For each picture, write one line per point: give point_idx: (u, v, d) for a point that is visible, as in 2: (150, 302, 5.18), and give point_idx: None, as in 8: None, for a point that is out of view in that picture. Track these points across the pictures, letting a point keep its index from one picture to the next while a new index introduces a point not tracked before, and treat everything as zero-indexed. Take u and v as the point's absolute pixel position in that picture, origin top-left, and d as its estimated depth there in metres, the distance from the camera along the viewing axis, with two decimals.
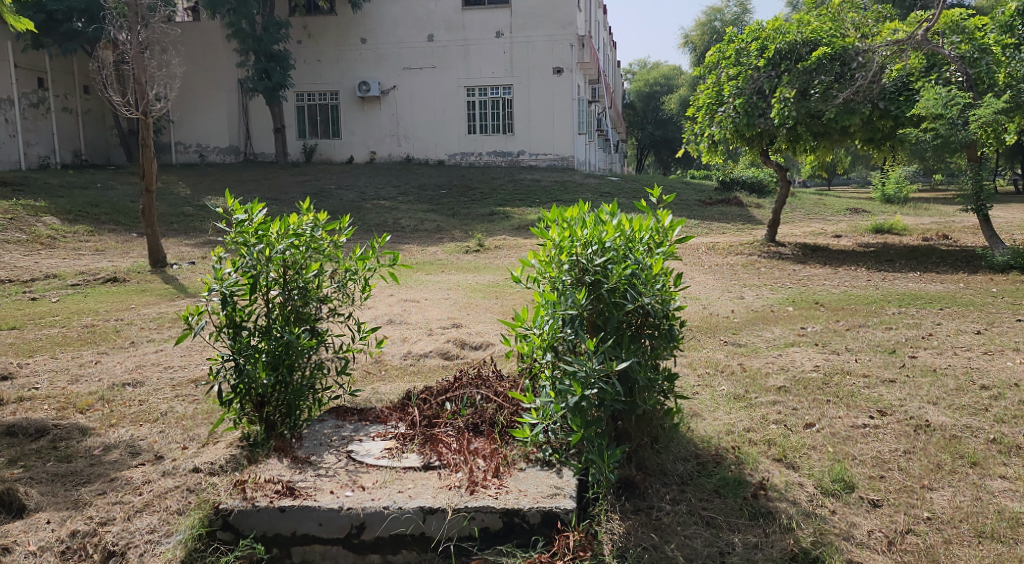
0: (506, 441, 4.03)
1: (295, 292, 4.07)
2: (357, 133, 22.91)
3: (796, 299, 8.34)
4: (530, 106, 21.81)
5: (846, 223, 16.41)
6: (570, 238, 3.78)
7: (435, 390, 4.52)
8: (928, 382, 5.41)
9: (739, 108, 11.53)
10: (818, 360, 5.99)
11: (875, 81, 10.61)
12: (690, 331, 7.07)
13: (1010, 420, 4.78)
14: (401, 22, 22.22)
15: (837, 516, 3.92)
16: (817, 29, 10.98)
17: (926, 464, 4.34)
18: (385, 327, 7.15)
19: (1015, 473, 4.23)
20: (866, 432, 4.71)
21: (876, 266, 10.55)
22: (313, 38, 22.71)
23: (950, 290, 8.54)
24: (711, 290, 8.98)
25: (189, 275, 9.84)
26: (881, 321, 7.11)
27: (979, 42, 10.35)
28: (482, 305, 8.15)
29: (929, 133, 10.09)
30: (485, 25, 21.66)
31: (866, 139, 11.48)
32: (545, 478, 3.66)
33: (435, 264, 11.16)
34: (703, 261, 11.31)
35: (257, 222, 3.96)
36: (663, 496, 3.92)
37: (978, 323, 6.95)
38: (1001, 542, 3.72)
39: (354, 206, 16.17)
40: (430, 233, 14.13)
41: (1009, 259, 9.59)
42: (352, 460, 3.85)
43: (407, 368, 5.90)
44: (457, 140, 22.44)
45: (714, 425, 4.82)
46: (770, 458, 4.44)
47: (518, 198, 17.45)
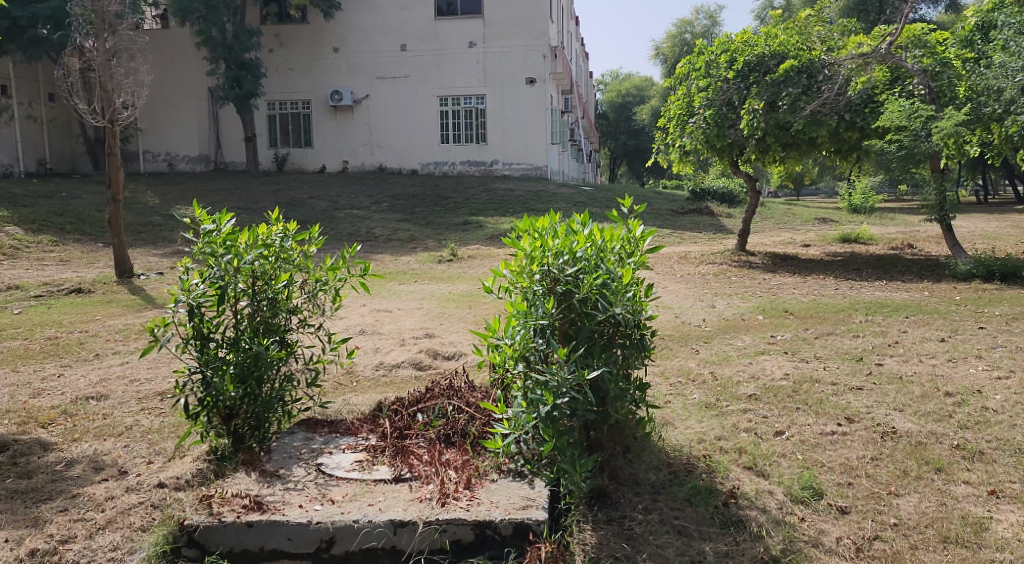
0: (479, 452, 4.02)
1: (264, 302, 4.02)
2: (329, 142, 22.78)
3: (766, 308, 8.44)
4: (503, 116, 21.85)
5: (814, 232, 16.65)
6: (541, 248, 3.79)
7: (406, 401, 4.49)
8: (895, 389, 5.49)
9: (709, 119, 11.67)
10: (787, 367, 6.05)
11: (842, 93, 10.82)
12: (662, 340, 7.11)
13: (974, 426, 4.86)
14: (375, 31, 22.18)
15: (806, 523, 3.96)
16: (784, 42, 11.23)
17: (893, 470, 4.40)
18: (357, 337, 7.10)
19: (979, 479, 4.30)
20: (834, 439, 4.77)
21: (843, 274, 10.72)
22: (284, 46, 22.56)
23: (915, 298, 8.68)
24: (683, 300, 9.05)
25: (157, 285, 9.69)
26: (849, 329, 7.23)
27: (940, 56, 10.52)
28: (456, 315, 8.13)
29: (894, 144, 10.31)
30: (458, 35, 21.71)
31: (833, 150, 11.68)
32: (517, 489, 3.65)
33: (408, 274, 11.13)
34: (675, 270, 11.41)
35: (225, 232, 3.90)
36: (636, 506, 3.92)
37: (942, 330, 7.08)
38: (965, 547, 3.78)
39: (327, 215, 16.06)
40: (403, 242, 14.09)
41: (972, 268, 9.79)
42: (322, 473, 3.81)
43: (379, 380, 5.85)
44: (430, 149, 22.42)
45: (685, 433, 4.85)
46: (740, 466, 4.47)
47: (492, 208, 17.46)
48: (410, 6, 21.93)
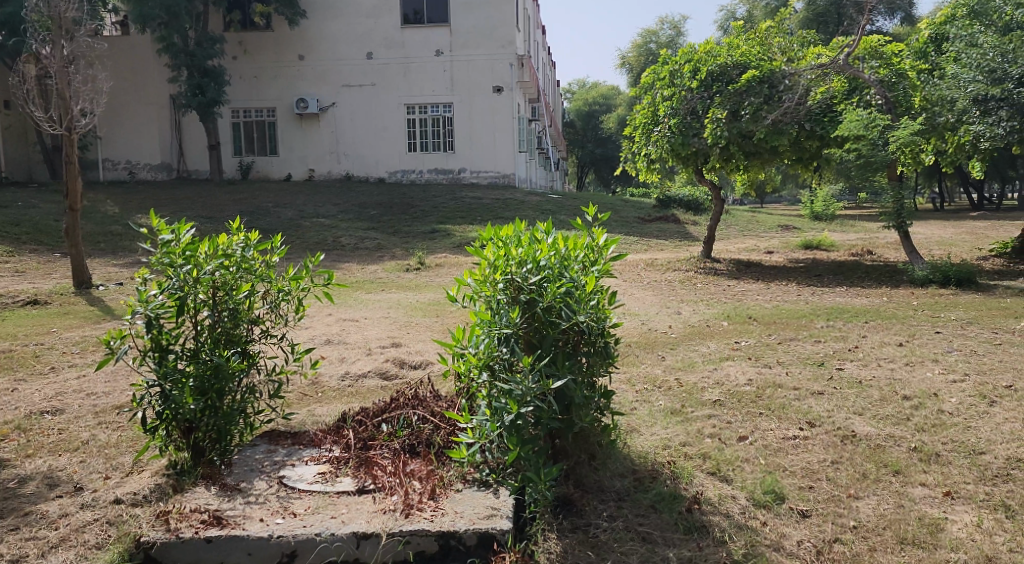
0: (443, 462, 4.00)
1: (225, 313, 3.96)
2: (294, 150, 22.58)
3: (731, 314, 8.54)
4: (471, 124, 21.90)
5: (778, 239, 16.92)
6: (504, 257, 3.79)
7: (371, 411, 4.46)
8: (855, 393, 5.59)
9: (674, 128, 11.77)
10: (751, 373, 6.11)
11: (802, 103, 11.02)
12: (628, 347, 7.16)
13: (930, 429, 4.97)
14: (340, 39, 22.08)
15: (768, 527, 4.00)
16: (746, 53, 11.43)
17: (852, 473, 4.48)
18: (322, 347, 7.04)
19: (935, 480, 4.39)
20: (796, 444, 4.83)
21: (805, 281, 10.89)
22: (249, 53, 22.35)
23: (874, 304, 8.85)
24: (650, 307, 9.12)
25: (116, 297, 9.51)
26: (810, 334, 7.34)
27: (896, 68, 10.84)
28: (423, 324, 8.09)
29: (852, 153, 10.56)
30: (424, 44, 21.71)
31: (795, 158, 11.93)
32: (482, 499, 3.65)
33: (376, 283, 11.07)
34: (642, 277, 11.50)
35: (185, 242, 3.82)
36: (601, 513, 3.94)
37: (900, 335, 7.24)
38: (922, 548, 3.85)
39: (292, 224, 15.92)
40: (370, 251, 14.02)
41: (929, 273, 9.99)
42: (284, 486, 3.76)
43: (344, 390, 5.81)
44: (397, 157, 22.35)
45: (650, 440, 4.89)
46: (704, 471, 4.51)
47: (459, 216, 17.47)
48: (377, 14, 21.86)
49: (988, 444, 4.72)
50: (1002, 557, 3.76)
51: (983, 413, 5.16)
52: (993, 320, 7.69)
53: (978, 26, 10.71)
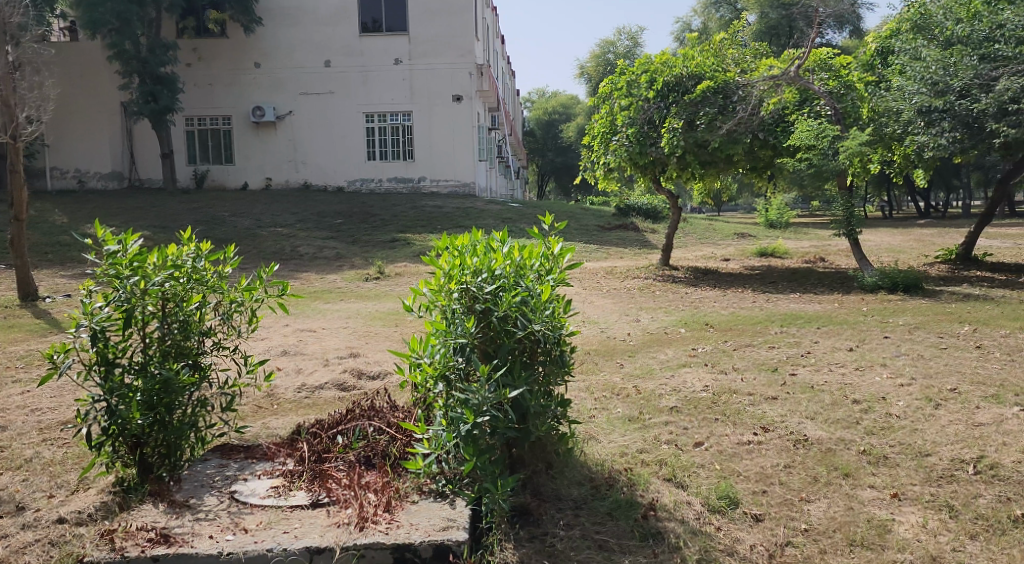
0: (399, 473, 3.97)
1: (175, 325, 3.88)
2: (251, 159, 22.29)
3: (688, 321, 8.64)
4: (430, 133, 21.85)
5: (734, 246, 17.19)
6: (460, 267, 3.77)
7: (326, 423, 4.39)
8: (807, 397, 5.70)
9: (632, 137, 11.90)
10: (707, 380, 6.19)
11: (755, 113, 11.22)
12: (587, 355, 7.20)
13: (879, 432, 5.08)
14: (297, 47, 21.88)
15: (722, 532, 4.06)
16: (701, 63, 11.60)
17: (804, 477, 4.56)
18: (277, 359, 6.94)
19: (883, 482, 4.49)
20: (750, 448, 4.91)
21: (760, 288, 11.09)
22: (203, 61, 22.04)
23: (826, 310, 9.03)
24: (609, 314, 9.19)
25: (63, 309, 9.26)
26: (765, 340, 7.47)
27: (844, 79, 11.10)
28: (382, 334, 8.04)
29: (804, 163, 10.77)
30: (383, 52, 21.62)
31: (750, 167, 12.21)
32: (438, 510, 3.63)
33: (333, 292, 10.97)
34: (602, 285, 11.59)
35: (132, 253, 3.73)
36: (558, 522, 3.94)
37: (850, 340, 7.40)
38: (870, 549, 3.93)
39: (249, 234, 15.70)
40: (329, 260, 13.89)
41: (878, 280, 10.24)
42: (235, 501, 3.70)
43: (302, 402, 5.73)
44: (356, 166, 22.18)
45: (608, 448, 4.92)
46: (660, 478, 4.55)
47: (419, 225, 17.42)
48: (335, 22, 21.72)
49: (933, 446, 4.85)
50: (947, 556, 3.85)
51: (928, 415, 5.30)
52: (939, 324, 7.91)
53: (922, 40, 11.03)
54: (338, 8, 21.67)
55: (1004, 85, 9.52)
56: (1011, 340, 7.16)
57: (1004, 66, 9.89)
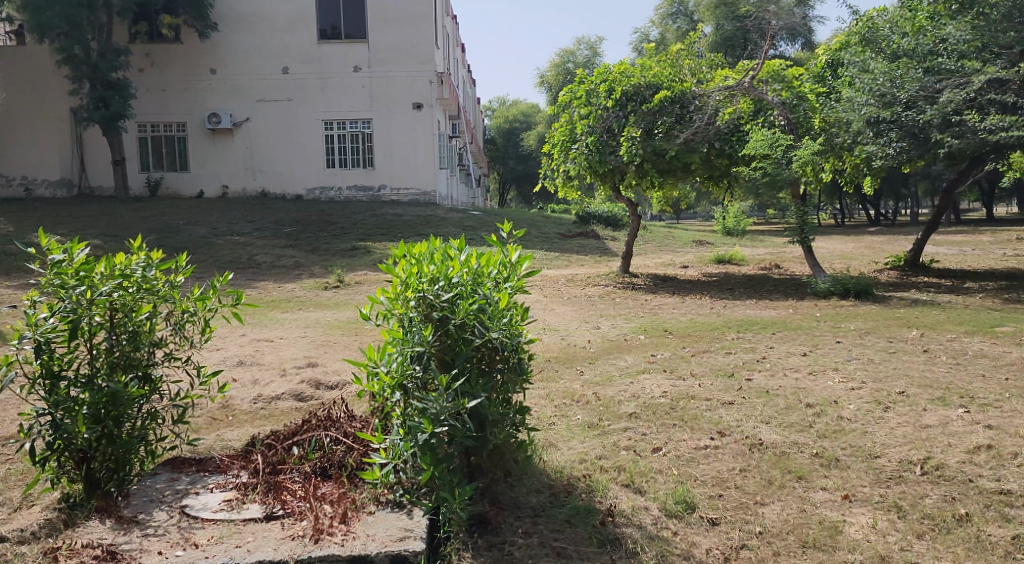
0: (356, 484, 3.93)
1: (123, 336, 3.79)
2: (206, 166, 21.94)
3: (648, 328, 8.71)
4: (390, 141, 21.74)
5: (692, 254, 17.42)
6: (417, 275, 3.75)
7: (282, 434, 4.33)
8: (762, 402, 5.79)
9: (591, 145, 11.98)
10: (666, 386, 6.25)
11: (711, 122, 11.47)
12: (548, 362, 7.22)
13: (831, 435, 5.19)
14: (254, 53, 21.63)
15: (679, 536, 4.09)
16: (658, 74, 11.72)
17: (759, 481, 4.63)
18: (233, 369, 6.83)
19: (835, 484, 4.58)
20: (707, 453, 4.97)
21: (717, 294, 11.23)
22: (156, 66, 21.63)
23: (781, 316, 9.19)
24: (569, 322, 9.23)
25: (9, 321, 8.97)
26: (721, 346, 7.58)
27: (796, 90, 11.25)
28: (341, 343, 7.97)
29: (759, 172, 10.97)
30: (342, 59, 21.50)
31: (706, 175, 12.41)
32: (395, 520, 3.60)
33: (291, 301, 10.84)
34: (563, 292, 11.65)
35: (78, 262, 3.64)
36: (516, 530, 3.94)
37: (804, 345, 7.54)
38: (823, 550, 3.99)
39: (205, 242, 15.42)
40: (287, 269, 13.73)
41: (830, 286, 10.46)
42: (186, 515, 3.62)
43: (257, 413, 5.64)
44: (314, 174, 21.96)
45: (568, 454, 4.94)
46: (619, 484, 4.58)
47: (379, 233, 17.31)
48: (293, 28, 21.52)
49: (883, 447, 4.96)
50: (895, 556, 3.94)
51: (877, 418, 5.42)
52: (888, 329, 8.11)
53: (870, 53, 11.34)
54: (296, 14, 21.47)
55: (947, 97, 9.88)
56: (957, 344, 7.37)
57: (947, 78, 10.24)
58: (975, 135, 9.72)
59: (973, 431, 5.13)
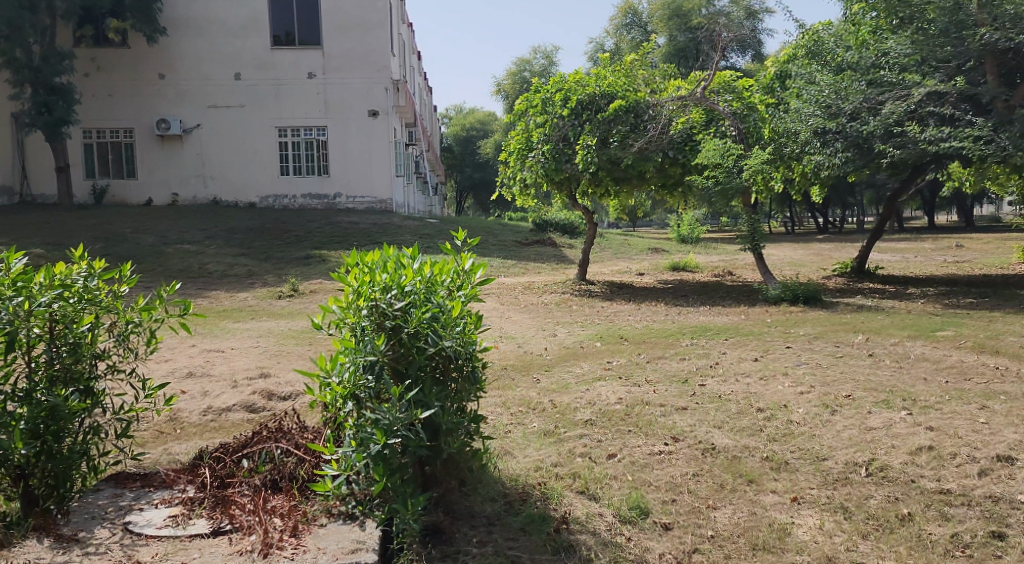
0: (307, 496, 3.89)
1: (63, 349, 3.68)
2: (155, 173, 21.48)
3: (604, 335, 8.77)
4: (345, 148, 21.56)
5: (648, 261, 17.60)
6: (369, 283, 3.70)
7: (231, 447, 4.24)
8: (715, 407, 5.87)
9: (547, 154, 12.02)
10: (621, 392, 6.29)
11: (664, 132, 11.61)
12: (504, 370, 7.22)
13: (781, 438, 5.28)
14: (205, 58, 21.28)
15: (632, 542, 4.12)
16: (613, 83, 11.85)
17: (711, 485, 4.69)
18: (182, 381, 6.67)
19: (785, 487, 4.66)
20: (661, 458, 5.01)
21: (672, 301, 11.38)
22: (102, 70, 21.17)
23: (733, 322, 9.32)
24: (526, 329, 9.24)
25: None
26: (676, 352, 7.66)
27: (747, 100, 11.56)
28: (294, 353, 7.86)
29: (711, 180, 11.15)
30: (296, 66, 21.27)
31: (661, 184, 12.56)
32: (348, 532, 3.56)
33: (244, 311, 10.66)
34: (519, 300, 11.67)
35: (15, 272, 3.56)
36: (470, 539, 3.92)
37: (756, 350, 7.66)
38: (771, 553, 4.06)
39: (153, 251, 15.07)
40: (240, 278, 13.50)
41: (780, 292, 10.67)
42: (129, 532, 3.53)
43: (206, 425, 5.52)
44: (268, 181, 21.66)
45: (523, 462, 4.94)
46: (574, 490, 4.60)
47: (335, 241, 17.14)
48: (245, 34, 21.23)
49: (830, 450, 5.07)
50: (841, 556, 4.02)
51: (825, 421, 5.54)
52: (836, 334, 8.30)
53: (816, 66, 11.63)
54: (248, 19, 21.17)
55: (889, 109, 10.16)
56: (900, 348, 7.57)
57: (889, 90, 10.51)
58: (915, 146, 10.06)
59: (916, 433, 5.27)
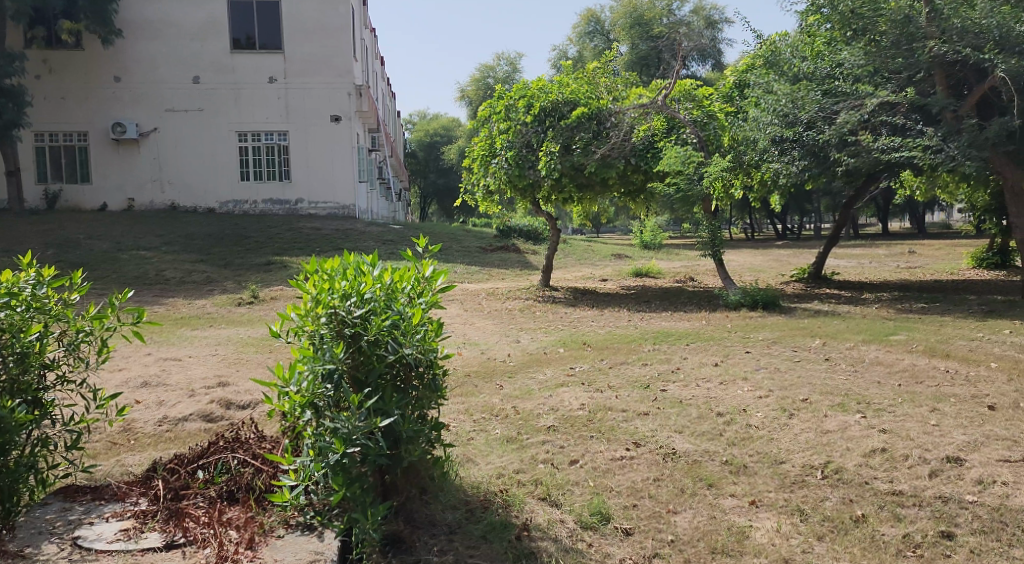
0: (265, 508, 3.82)
1: (10, 359, 3.58)
2: (110, 178, 21.04)
3: (566, 341, 8.80)
4: (307, 153, 21.35)
5: (611, 267, 17.71)
6: (328, 291, 3.65)
7: (185, 458, 4.17)
8: (676, 412, 5.92)
9: (511, 160, 12.01)
10: (584, 398, 6.31)
11: (626, 139, 11.71)
12: (467, 377, 7.19)
13: (740, 442, 5.34)
14: (162, 61, 20.93)
15: (593, 548, 4.13)
16: (575, 90, 11.94)
17: (672, 489, 4.72)
18: (137, 391, 6.53)
19: (744, 491, 4.71)
20: (623, 464, 5.03)
21: (635, 307, 11.46)
22: (54, 73, 20.71)
23: (694, 328, 9.41)
24: (490, 336, 9.22)
25: None
26: (638, 358, 7.71)
27: (706, 109, 11.74)
28: (254, 361, 7.74)
29: (672, 188, 11.28)
30: (256, 70, 21.04)
31: (624, 190, 12.67)
32: (305, 543, 3.51)
33: (202, 318, 10.48)
34: (483, 306, 11.66)
35: None
36: (431, 548, 3.90)
37: (716, 355, 7.76)
38: (730, 556, 4.10)
39: (107, 258, 14.75)
40: (198, 285, 13.28)
41: (740, 297, 10.80)
42: (78, 547, 3.44)
43: (161, 436, 5.40)
44: (227, 186, 21.32)
45: (485, 470, 4.92)
46: (535, 498, 4.59)
47: (296, 247, 16.95)
48: (203, 37, 20.92)
49: (787, 454, 5.14)
50: (797, 558, 4.08)
51: (782, 425, 5.62)
52: (794, 339, 8.43)
53: (774, 75, 11.81)
54: (206, 22, 20.90)
55: (844, 119, 10.36)
56: (856, 352, 7.72)
57: (844, 100, 10.75)
58: (868, 154, 10.31)
59: (869, 436, 5.38)
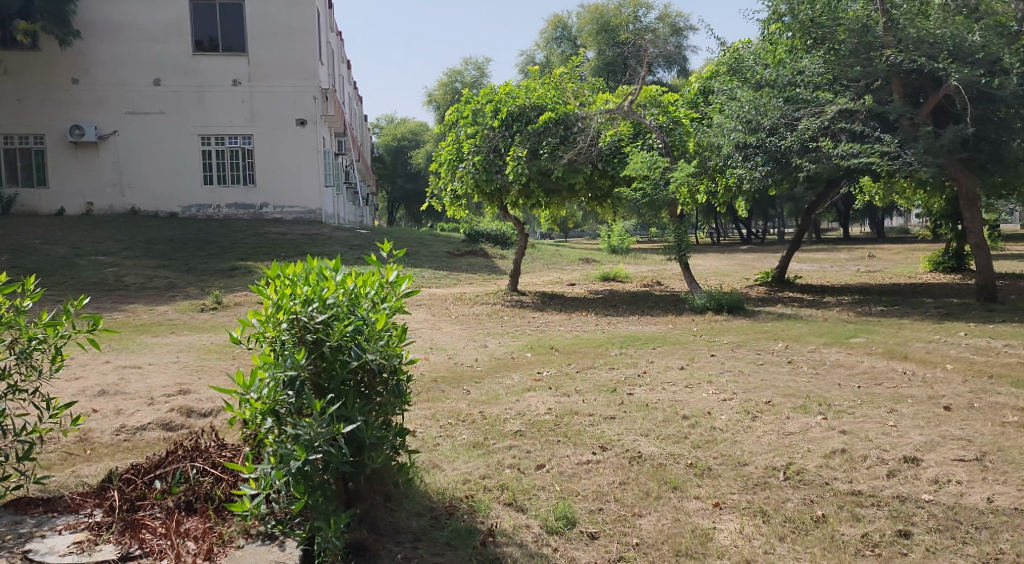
0: (224, 518, 3.76)
1: None
2: (69, 182, 20.62)
3: (534, 345, 8.80)
4: (271, 157, 21.12)
5: (578, 271, 17.78)
6: (289, 296, 3.60)
7: (142, 467, 4.08)
8: (641, 415, 5.95)
9: (478, 165, 11.96)
10: (551, 403, 6.32)
11: (593, 144, 11.78)
12: (434, 382, 7.16)
13: (704, 445, 5.38)
14: (122, 63, 20.56)
15: (558, 553, 4.12)
16: (542, 95, 11.98)
17: (637, 493, 4.74)
18: (95, 399, 6.38)
19: (707, 493, 4.75)
20: (589, 468, 5.04)
21: (602, 311, 11.50)
22: (10, 74, 20.24)
23: (660, 332, 9.47)
24: (457, 341, 9.20)
25: None
26: (605, 362, 7.74)
27: (672, 114, 12.01)
28: (216, 368, 7.62)
29: (639, 193, 11.34)
30: (220, 73, 20.79)
31: (590, 195, 12.75)
32: (265, 553, 3.46)
33: (164, 325, 10.29)
34: (450, 311, 11.62)
35: None
36: (395, 555, 3.85)
37: (682, 359, 7.81)
38: (693, 558, 4.12)
39: (65, 264, 14.43)
40: (160, 290, 13.05)
41: (705, 301, 10.90)
42: (29, 561, 3.34)
43: (119, 446, 5.28)
44: (190, 191, 20.99)
45: (451, 476, 4.89)
46: (501, 503, 4.58)
47: (260, 252, 16.75)
48: (164, 39, 20.61)
49: (751, 455, 5.19)
50: (759, 558, 4.11)
51: (746, 427, 5.67)
52: (758, 342, 8.53)
53: (737, 82, 12.00)
54: (168, 24, 20.59)
55: (804, 125, 10.56)
56: (818, 354, 7.83)
57: (805, 107, 10.94)
58: (829, 160, 10.48)
59: (830, 437, 5.45)
